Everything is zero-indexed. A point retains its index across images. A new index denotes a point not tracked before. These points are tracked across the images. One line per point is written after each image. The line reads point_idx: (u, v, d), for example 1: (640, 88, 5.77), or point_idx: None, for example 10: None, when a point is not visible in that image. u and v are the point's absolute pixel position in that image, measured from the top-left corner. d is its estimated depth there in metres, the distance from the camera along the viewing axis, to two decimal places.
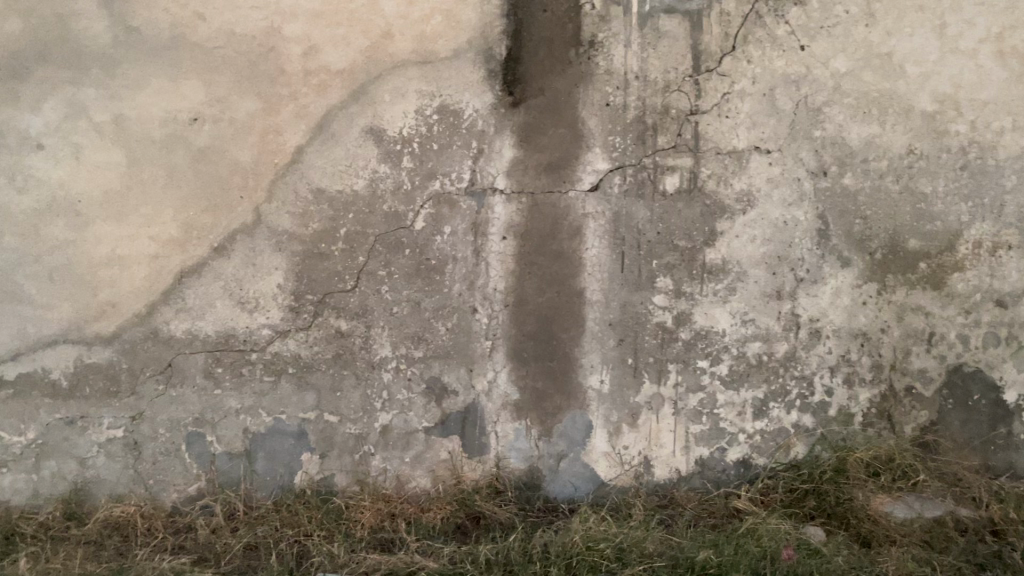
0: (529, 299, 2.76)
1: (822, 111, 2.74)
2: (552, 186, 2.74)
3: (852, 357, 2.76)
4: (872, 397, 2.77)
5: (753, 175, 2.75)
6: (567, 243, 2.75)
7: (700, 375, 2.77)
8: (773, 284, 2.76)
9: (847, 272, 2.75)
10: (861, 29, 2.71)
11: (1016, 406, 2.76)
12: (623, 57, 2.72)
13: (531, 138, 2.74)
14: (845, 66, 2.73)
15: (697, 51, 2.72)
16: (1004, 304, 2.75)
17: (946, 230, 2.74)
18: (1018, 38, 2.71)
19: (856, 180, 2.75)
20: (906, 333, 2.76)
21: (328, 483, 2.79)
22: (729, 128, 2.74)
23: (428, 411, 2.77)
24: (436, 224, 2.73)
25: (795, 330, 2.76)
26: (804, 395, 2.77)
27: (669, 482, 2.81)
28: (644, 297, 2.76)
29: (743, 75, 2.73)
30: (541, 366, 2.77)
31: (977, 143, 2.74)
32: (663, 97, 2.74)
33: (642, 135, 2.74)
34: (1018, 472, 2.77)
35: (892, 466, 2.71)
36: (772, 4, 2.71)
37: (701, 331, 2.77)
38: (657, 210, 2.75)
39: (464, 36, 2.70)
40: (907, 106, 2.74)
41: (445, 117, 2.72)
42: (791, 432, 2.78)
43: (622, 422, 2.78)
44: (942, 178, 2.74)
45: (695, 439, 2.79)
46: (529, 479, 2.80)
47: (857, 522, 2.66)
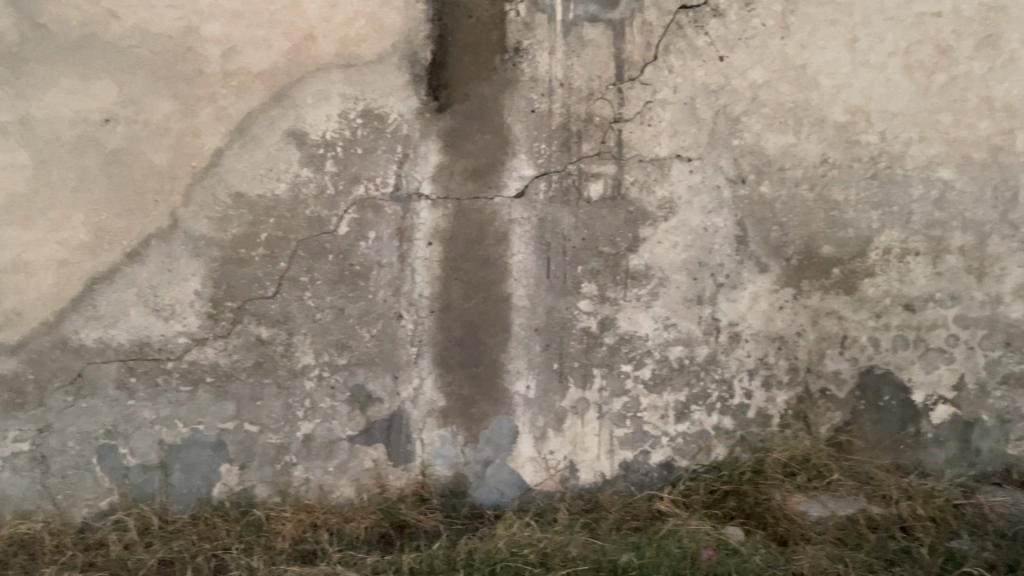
0: (456, 304, 2.75)
1: (740, 121, 2.81)
2: (478, 191, 2.74)
3: (770, 360, 2.84)
4: (788, 399, 2.85)
5: (675, 182, 2.80)
6: (494, 249, 2.75)
7: (625, 380, 2.80)
8: (694, 289, 2.81)
9: (764, 278, 2.83)
10: (777, 41, 2.79)
11: (924, 406, 2.88)
12: (547, 65, 2.74)
13: (457, 143, 2.73)
14: (762, 77, 2.80)
15: (620, 60, 2.76)
16: (912, 308, 2.87)
17: (857, 237, 2.85)
18: (923, 53, 2.83)
19: (773, 188, 2.83)
20: (821, 337, 2.85)
21: (248, 495, 2.72)
22: (652, 137, 2.79)
23: (352, 419, 2.73)
24: (360, 229, 2.70)
25: (716, 335, 2.82)
26: (724, 397, 2.84)
27: (594, 486, 2.83)
28: (569, 302, 2.78)
29: (665, 84, 2.78)
30: (467, 372, 2.76)
31: (886, 153, 2.85)
32: (587, 105, 2.77)
33: (566, 142, 2.77)
34: (926, 470, 2.88)
35: (808, 466, 2.80)
36: (692, 15, 2.76)
37: (625, 335, 2.80)
38: (581, 216, 2.78)
39: (388, 40, 2.67)
40: (821, 116, 2.83)
41: (368, 121, 2.69)
42: (712, 434, 2.84)
43: (548, 427, 2.79)
44: (854, 186, 2.84)
45: (620, 442, 2.82)
46: (454, 485, 2.78)
47: (774, 521, 2.72)
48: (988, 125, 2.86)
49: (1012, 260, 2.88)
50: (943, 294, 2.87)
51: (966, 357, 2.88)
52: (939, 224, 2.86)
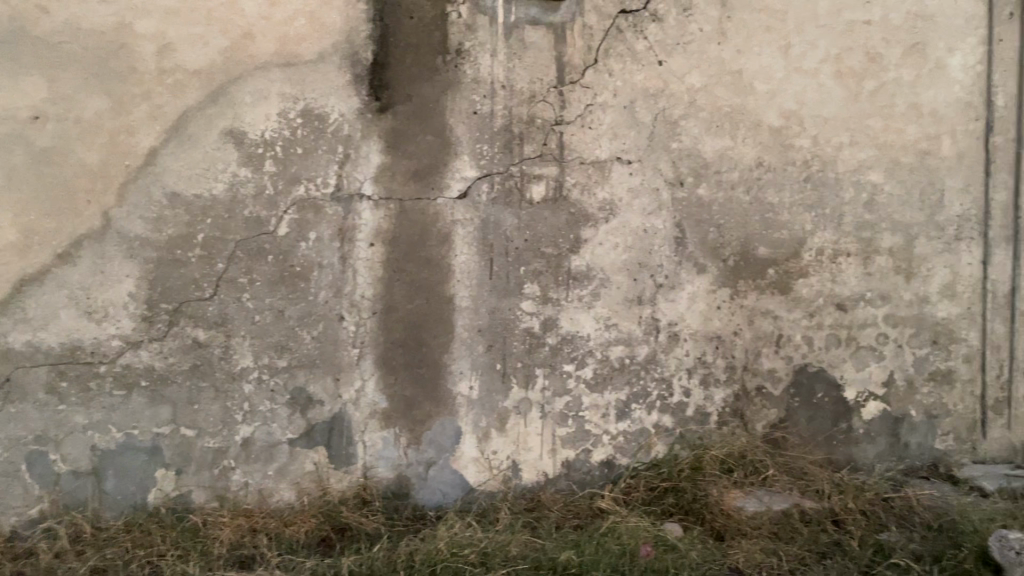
0: (398, 306, 2.73)
1: (678, 124, 2.87)
2: (420, 192, 2.73)
3: (708, 359, 2.90)
4: (726, 397, 2.91)
5: (615, 184, 2.84)
6: (436, 250, 2.75)
7: (567, 379, 2.83)
8: (634, 290, 2.86)
9: (702, 278, 2.89)
10: (714, 47, 2.88)
11: (855, 403, 2.97)
12: (489, 66, 2.75)
13: (399, 144, 2.72)
14: (699, 81, 2.87)
15: (561, 63, 2.80)
16: (843, 308, 2.96)
17: (791, 238, 2.93)
18: (854, 60, 2.95)
19: (710, 191, 2.89)
20: (757, 336, 2.92)
21: (185, 501, 2.67)
22: (592, 139, 2.82)
23: (292, 422, 2.70)
24: (300, 230, 2.67)
25: (656, 334, 2.87)
26: (663, 396, 2.89)
27: (537, 486, 2.84)
28: (512, 303, 2.79)
29: (605, 88, 2.82)
30: (410, 374, 2.75)
31: (819, 156, 2.95)
32: (528, 107, 2.79)
33: (509, 143, 2.78)
34: (857, 465, 2.97)
35: (744, 462, 2.84)
36: (631, 20, 2.82)
37: (567, 336, 2.83)
38: (523, 217, 2.79)
39: (328, 39, 2.66)
40: (756, 120, 2.91)
41: (309, 121, 2.66)
42: (651, 432, 2.88)
43: (490, 427, 2.80)
44: (787, 189, 2.93)
45: (561, 442, 2.84)
46: (396, 487, 2.76)
47: (711, 517, 2.69)
48: (915, 130, 2.99)
49: (937, 260, 3.00)
50: (873, 293, 2.98)
51: (895, 354, 2.98)
52: (869, 226, 2.97)
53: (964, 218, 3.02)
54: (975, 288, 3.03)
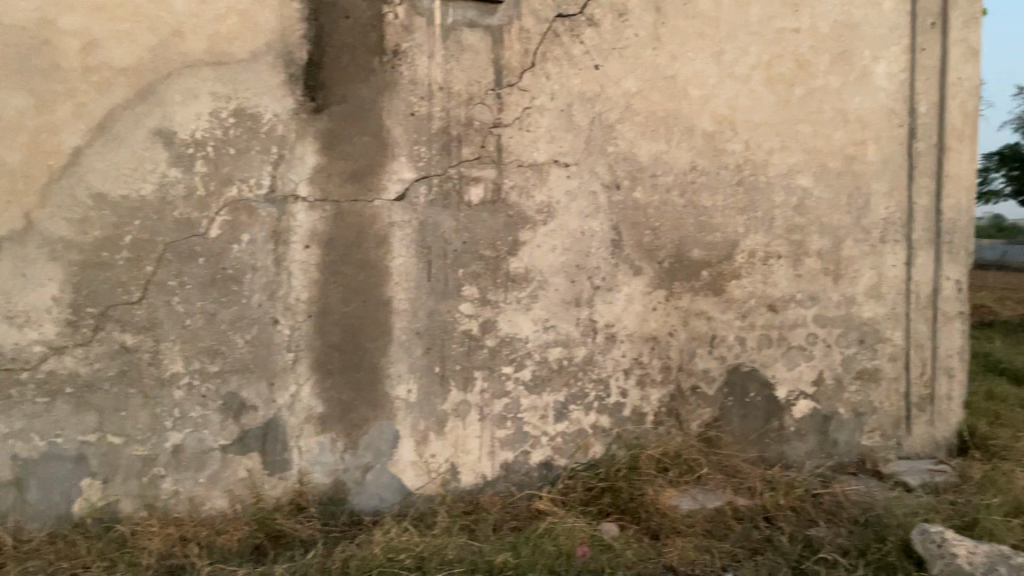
0: (335, 309, 2.70)
1: (615, 128, 2.90)
2: (357, 194, 2.71)
3: (644, 360, 2.96)
4: (662, 397, 2.98)
5: (553, 188, 2.86)
6: (373, 252, 2.72)
7: (506, 382, 2.83)
8: (571, 292, 2.89)
9: (638, 280, 2.94)
10: (649, 52, 2.92)
11: (786, 401, 3.07)
12: (426, 68, 2.74)
13: (335, 145, 2.69)
14: (635, 86, 2.91)
15: (499, 65, 2.80)
16: (774, 309, 3.06)
17: (724, 240, 3.02)
18: (784, 66, 3.03)
19: (646, 194, 2.94)
20: (691, 336, 3.00)
21: (112, 510, 2.59)
22: (530, 142, 2.84)
23: (225, 428, 2.65)
24: (233, 232, 2.62)
25: (593, 336, 2.91)
26: (601, 397, 2.92)
27: (475, 488, 2.84)
28: (451, 305, 2.78)
29: (543, 91, 2.84)
30: (347, 377, 2.72)
31: (750, 161, 3.02)
32: (466, 109, 2.79)
33: (447, 145, 2.77)
34: (788, 462, 3.05)
35: (679, 461, 2.87)
36: (568, 24, 2.84)
37: (506, 338, 2.83)
38: (462, 219, 2.79)
39: (262, 38, 2.62)
40: (690, 125, 2.97)
41: (241, 121, 2.62)
42: (589, 432, 2.92)
43: (429, 430, 2.79)
44: (720, 193, 3.01)
45: (500, 444, 2.84)
46: (333, 493, 2.72)
47: (647, 515, 2.65)
48: (843, 136, 3.09)
49: (864, 262, 3.13)
50: (802, 294, 3.09)
51: (824, 355, 3.10)
52: (798, 229, 3.07)
53: (889, 222, 3.15)
54: (900, 289, 3.17)
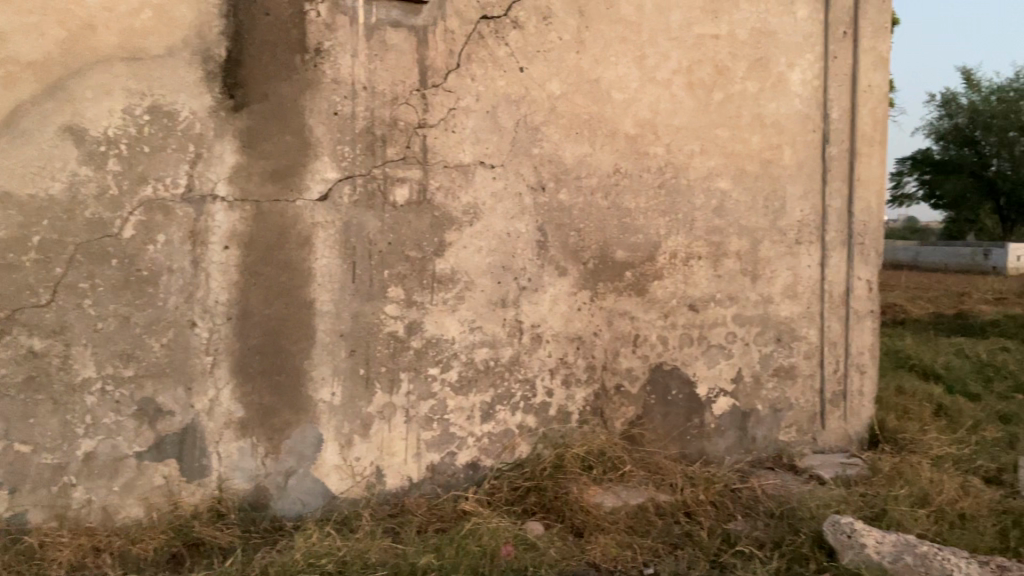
0: (255, 311, 2.65)
1: (539, 130, 2.93)
2: (278, 194, 2.66)
3: (569, 360, 2.99)
4: (586, 396, 3.02)
5: (479, 189, 2.86)
6: (295, 253, 2.68)
7: (431, 383, 2.82)
8: (497, 292, 2.90)
9: (563, 281, 2.97)
10: (573, 55, 2.95)
11: (707, 399, 3.14)
12: (349, 67, 2.71)
13: (255, 144, 2.64)
14: (559, 89, 2.94)
15: (423, 66, 2.79)
16: (695, 309, 3.14)
17: (647, 242, 3.08)
18: (704, 72, 3.11)
19: (570, 196, 2.97)
20: (615, 336, 3.05)
21: (20, 522, 2.48)
22: (456, 143, 2.84)
23: (140, 434, 2.57)
24: (148, 232, 2.55)
25: (519, 336, 2.92)
26: (527, 397, 2.94)
27: (401, 491, 2.82)
28: (376, 307, 2.76)
29: (468, 92, 2.84)
30: (268, 381, 2.67)
31: (672, 164, 3.09)
32: (390, 109, 2.77)
33: (371, 145, 2.75)
34: (708, 458, 3.13)
35: (603, 459, 2.91)
36: (493, 26, 2.85)
37: (431, 339, 2.82)
38: (386, 220, 2.77)
39: (177, 34, 2.55)
40: (613, 128, 3.02)
41: (156, 119, 2.55)
42: (515, 432, 2.93)
43: (353, 433, 2.76)
44: (643, 195, 3.06)
45: (426, 445, 2.83)
46: (254, 499, 2.67)
47: (571, 513, 2.66)
48: (760, 140, 3.18)
49: (780, 263, 3.23)
50: (722, 294, 3.17)
51: (743, 353, 3.19)
52: (717, 230, 3.15)
53: (803, 224, 3.26)
54: (814, 289, 3.28)
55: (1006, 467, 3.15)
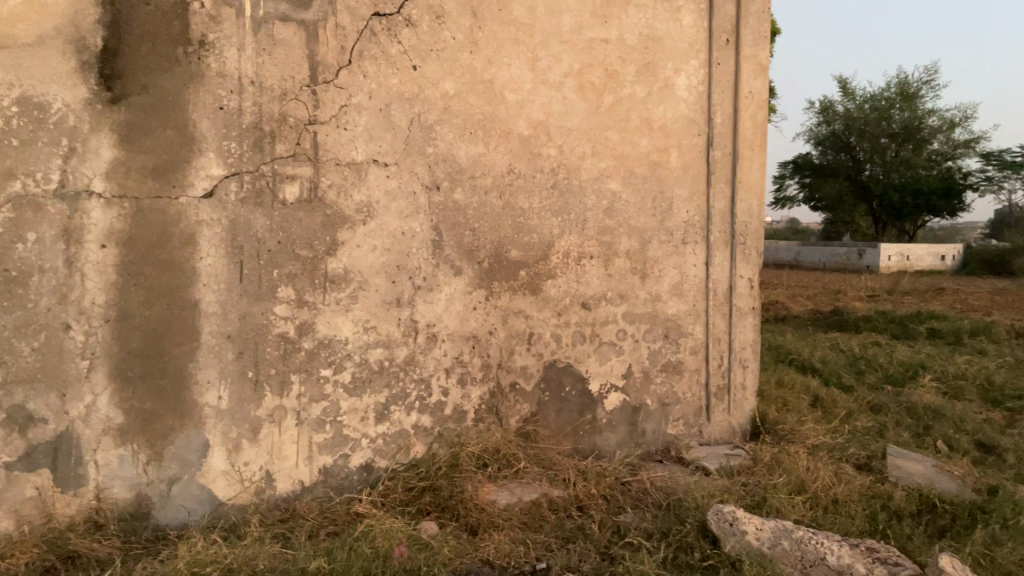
0: (135, 312, 2.54)
1: (433, 129, 2.92)
2: (159, 190, 2.56)
3: (464, 358, 3.01)
4: (482, 395, 3.04)
5: (372, 187, 2.83)
6: (178, 252, 2.58)
7: (323, 385, 2.77)
8: (391, 292, 2.88)
9: (458, 280, 2.98)
10: (466, 55, 2.96)
11: (598, 395, 3.23)
12: (235, 61, 2.63)
13: (134, 139, 2.53)
14: (453, 88, 2.95)
15: (314, 62, 2.74)
16: (587, 307, 3.21)
17: (540, 241, 3.12)
18: (594, 75, 3.18)
19: (464, 195, 2.98)
20: (510, 335, 3.09)
21: None
22: (348, 141, 2.80)
23: (9, 444, 2.43)
24: (17, 230, 2.41)
25: (414, 336, 2.91)
26: (422, 396, 2.94)
27: (292, 495, 2.76)
28: (265, 307, 2.69)
29: (360, 90, 2.81)
30: (150, 385, 2.57)
31: (564, 165, 3.15)
32: (279, 105, 2.71)
33: (259, 142, 2.68)
34: (600, 452, 3.21)
35: (498, 457, 2.93)
36: (385, 23, 2.83)
37: (324, 339, 2.77)
38: (275, 218, 2.70)
39: (49, 22, 2.43)
40: (507, 129, 3.04)
41: (25, 110, 2.41)
42: (410, 432, 2.92)
43: (241, 438, 2.68)
44: (536, 195, 3.11)
45: (319, 448, 2.78)
46: (135, 508, 2.57)
47: (465, 512, 2.66)
48: (648, 143, 3.28)
49: (668, 262, 3.34)
50: (613, 293, 3.25)
51: (632, 349, 3.28)
52: (608, 231, 3.23)
53: (690, 224, 3.38)
54: (700, 287, 3.41)
55: (875, 455, 3.36)
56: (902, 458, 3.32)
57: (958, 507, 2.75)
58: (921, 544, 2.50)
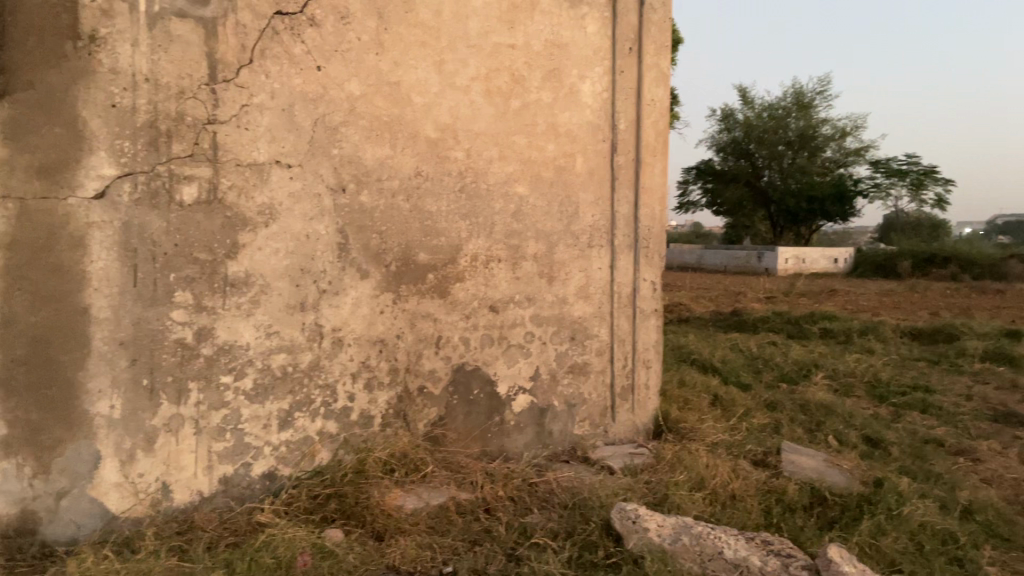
0: (20, 319, 2.42)
1: (339, 131, 2.88)
2: (46, 191, 2.45)
3: (371, 363, 2.98)
4: (389, 399, 3.02)
5: (274, 189, 2.77)
6: (67, 255, 2.47)
7: (223, 392, 2.70)
8: (295, 296, 2.82)
9: (365, 284, 2.95)
10: (372, 56, 2.93)
11: (506, 397, 3.25)
12: (129, 57, 2.54)
13: (18, 136, 2.42)
14: (358, 90, 2.91)
15: (213, 60, 2.67)
16: (496, 310, 3.23)
17: (448, 245, 3.12)
18: (500, 80, 3.20)
19: (371, 198, 2.95)
20: (418, 338, 3.07)
21: None
22: (249, 141, 2.73)
23: None
24: None
25: (318, 341, 2.86)
26: (327, 402, 2.89)
27: (190, 506, 2.67)
28: (160, 313, 2.60)
29: (262, 89, 2.74)
30: (36, 395, 2.45)
31: (471, 169, 3.15)
32: (176, 103, 2.62)
33: (154, 141, 2.59)
34: (508, 455, 3.24)
35: (405, 461, 2.91)
36: (288, 22, 2.77)
37: (224, 345, 2.69)
38: (172, 221, 2.61)
39: None
40: (414, 131, 3.03)
41: None
42: (315, 438, 2.87)
43: (136, 448, 2.58)
44: (443, 199, 3.10)
45: (219, 457, 2.70)
46: (21, 524, 2.45)
47: (371, 518, 2.62)
48: (554, 148, 3.32)
49: (573, 265, 3.39)
50: (520, 296, 3.28)
51: (539, 352, 3.32)
52: (515, 234, 3.26)
53: (595, 228, 3.44)
54: (605, 289, 3.47)
55: (771, 451, 3.49)
56: (796, 453, 3.46)
57: (847, 499, 2.88)
58: (812, 535, 2.62)
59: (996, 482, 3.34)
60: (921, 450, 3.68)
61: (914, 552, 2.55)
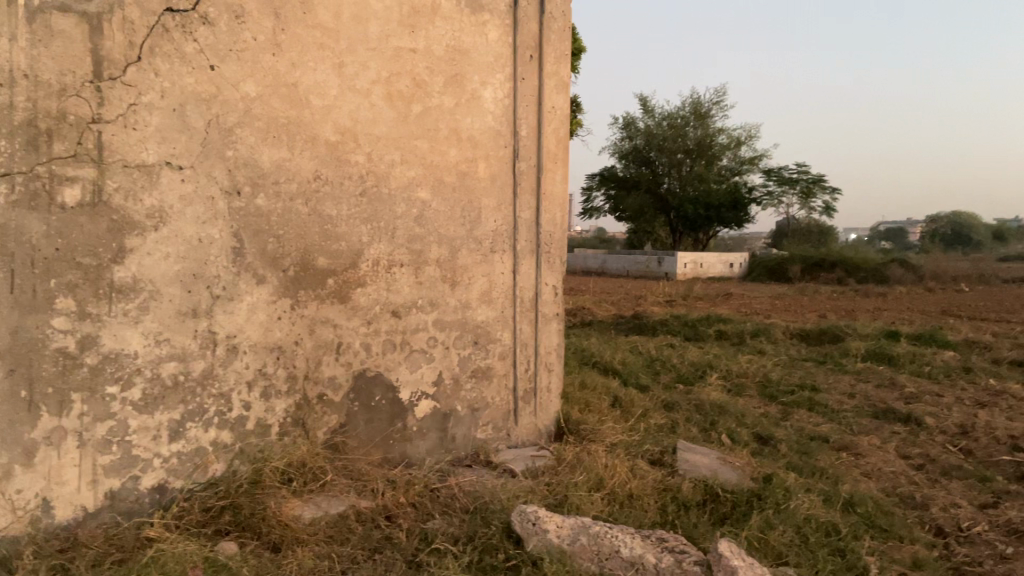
0: None
1: (233, 131, 2.81)
2: None
3: (268, 371, 2.91)
4: (287, 408, 2.96)
5: (165, 192, 2.68)
6: None
7: (109, 403, 2.58)
8: (187, 302, 2.73)
9: (261, 289, 2.89)
10: (269, 57, 2.87)
11: (409, 403, 3.23)
12: (6, 51, 2.41)
13: None
14: (254, 91, 2.85)
15: (98, 56, 2.55)
16: (398, 315, 3.21)
17: (349, 249, 3.08)
18: (402, 84, 3.18)
19: (268, 201, 2.89)
20: (317, 344, 3.02)
21: None
22: (137, 142, 2.63)
23: None
24: None
25: (212, 349, 2.78)
26: (222, 412, 2.81)
27: (73, 523, 2.54)
28: (40, 321, 2.46)
29: (151, 88, 2.64)
30: None
31: (372, 173, 3.13)
32: (57, 101, 2.50)
33: (34, 140, 2.46)
34: (410, 460, 3.23)
35: (303, 470, 2.86)
36: (179, 20, 2.68)
37: (110, 354, 2.58)
38: (53, 224, 2.49)
39: None
40: (312, 135, 2.98)
41: None
42: (209, 449, 2.79)
43: (13, 463, 2.44)
44: (345, 203, 3.07)
45: (104, 471, 2.58)
46: None
47: (268, 529, 2.56)
48: (456, 153, 3.33)
49: (476, 271, 3.41)
50: (422, 300, 3.27)
51: (441, 357, 3.32)
52: (417, 239, 3.25)
53: (497, 233, 3.46)
54: (507, 294, 3.50)
55: (668, 450, 3.59)
56: (691, 452, 3.57)
57: (738, 495, 2.99)
58: (705, 531, 2.71)
59: (875, 475, 3.54)
60: (807, 446, 3.85)
61: (799, 544, 2.66)
